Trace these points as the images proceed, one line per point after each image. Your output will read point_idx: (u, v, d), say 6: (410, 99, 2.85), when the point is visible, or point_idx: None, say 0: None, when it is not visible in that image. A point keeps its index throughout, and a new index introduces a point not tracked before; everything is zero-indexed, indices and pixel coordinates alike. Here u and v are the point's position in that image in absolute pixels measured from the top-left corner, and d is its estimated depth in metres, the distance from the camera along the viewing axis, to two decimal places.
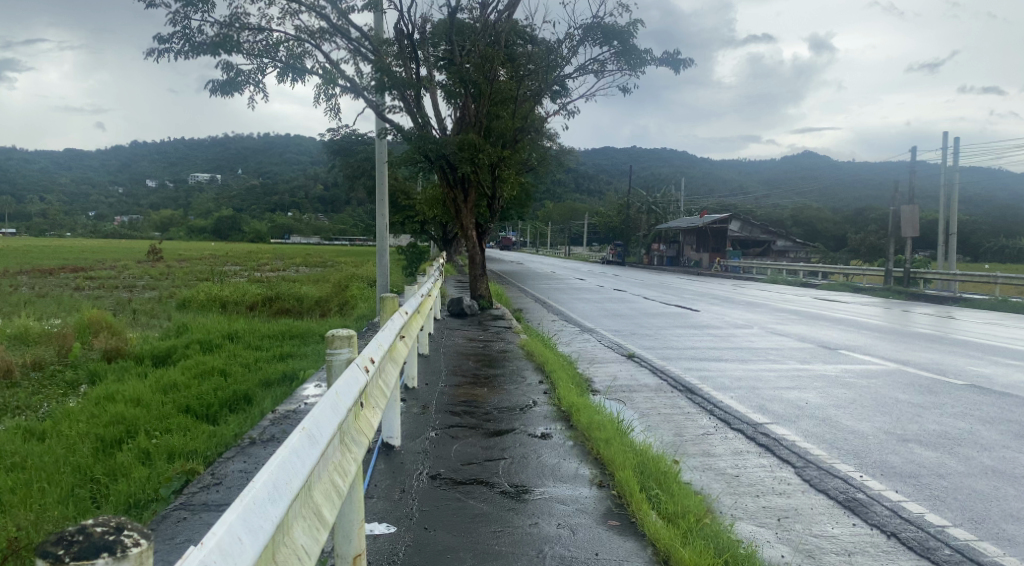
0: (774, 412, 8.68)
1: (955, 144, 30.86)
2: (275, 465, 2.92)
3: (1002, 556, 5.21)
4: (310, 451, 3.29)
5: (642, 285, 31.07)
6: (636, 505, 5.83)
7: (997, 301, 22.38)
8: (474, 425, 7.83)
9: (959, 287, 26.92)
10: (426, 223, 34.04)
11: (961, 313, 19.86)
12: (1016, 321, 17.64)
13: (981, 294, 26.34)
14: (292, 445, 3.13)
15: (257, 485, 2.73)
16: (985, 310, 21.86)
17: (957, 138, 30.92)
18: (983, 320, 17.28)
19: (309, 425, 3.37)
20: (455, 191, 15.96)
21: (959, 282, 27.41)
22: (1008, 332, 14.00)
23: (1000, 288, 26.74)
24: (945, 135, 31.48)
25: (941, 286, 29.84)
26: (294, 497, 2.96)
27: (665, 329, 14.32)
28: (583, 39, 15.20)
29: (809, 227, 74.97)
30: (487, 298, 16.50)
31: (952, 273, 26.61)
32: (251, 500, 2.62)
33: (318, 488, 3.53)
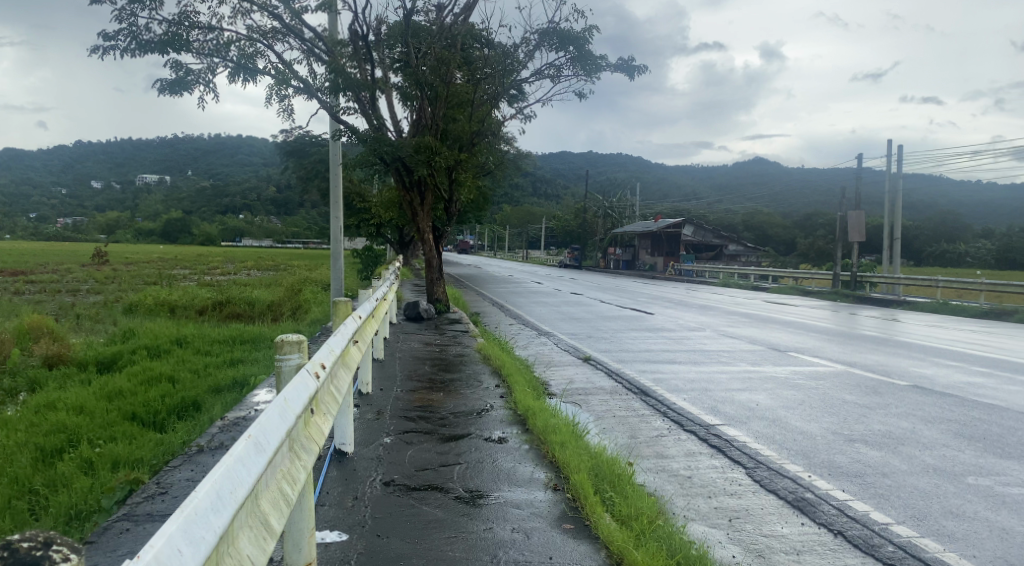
0: (726, 413, 8.82)
1: (899, 151, 31.92)
2: (220, 473, 2.85)
3: (943, 552, 5.36)
4: (256, 459, 3.22)
5: (598, 288, 31.29)
6: (590, 508, 5.85)
7: (937, 304, 23.19)
8: (429, 430, 7.78)
9: (902, 290, 27.78)
10: (381, 227, 33.80)
11: (904, 315, 20.53)
12: (955, 323, 18.30)
13: (922, 297, 27.25)
14: (238, 452, 3.06)
15: (199, 496, 2.64)
16: (928, 312, 22.59)
17: (901, 146, 32.01)
18: (924, 322, 17.92)
19: (255, 433, 3.29)
20: (411, 194, 15.78)
21: (902, 285, 28.30)
22: (947, 335, 14.51)
23: (940, 291, 27.71)
24: (889, 143, 32.55)
25: (886, 289, 30.77)
26: (239, 506, 2.89)
27: (620, 331, 14.44)
28: (539, 44, 15.25)
29: (761, 232, 76.69)
30: (444, 302, 16.41)
31: (896, 276, 27.47)
32: (192, 510, 2.54)
33: (265, 497, 3.45)
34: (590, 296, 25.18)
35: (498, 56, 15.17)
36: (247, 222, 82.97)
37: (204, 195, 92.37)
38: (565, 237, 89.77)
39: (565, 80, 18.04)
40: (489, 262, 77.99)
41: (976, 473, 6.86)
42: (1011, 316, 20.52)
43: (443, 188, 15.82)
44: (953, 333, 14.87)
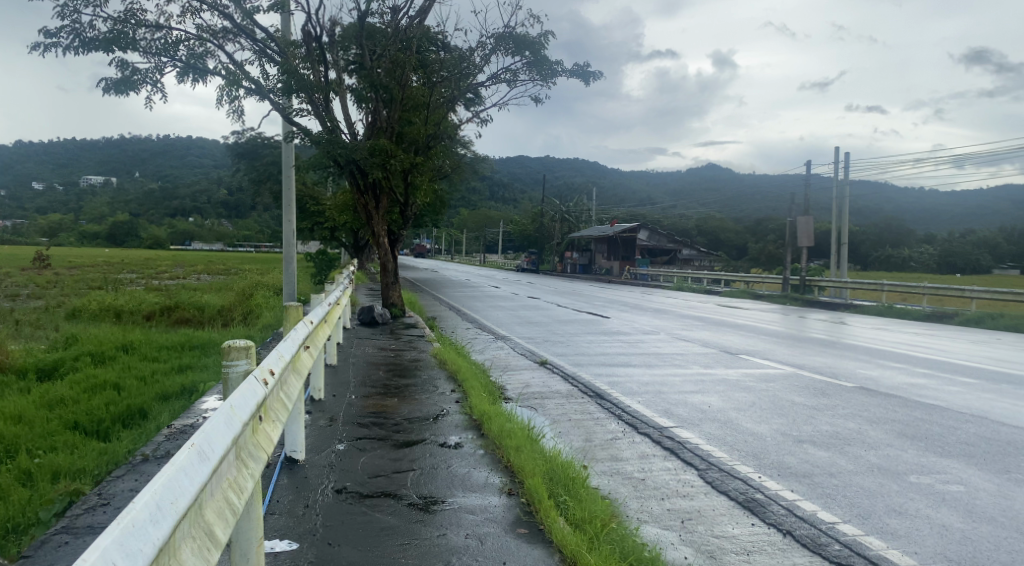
0: (679, 415, 8.91)
1: (846, 158, 32.79)
2: (159, 485, 2.75)
3: (886, 550, 5.49)
4: (199, 468, 3.12)
5: (554, 292, 31.46)
6: (544, 512, 5.85)
7: (881, 307, 23.87)
8: (383, 436, 7.69)
9: (848, 294, 28.52)
10: (336, 230, 33.48)
11: (850, 318, 21.06)
12: (898, 326, 18.88)
13: (868, 301, 28.02)
14: (180, 462, 2.97)
15: (137, 508, 2.55)
16: (873, 315, 23.22)
17: (847, 152, 32.90)
18: (868, 324, 18.42)
19: (198, 441, 3.21)
20: (366, 197, 15.62)
21: (848, 289, 29.05)
22: (890, 337, 14.94)
23: (884, 294, 28.50)
24: (836, 150, 33.44)
25: (834, 292, 31.52)
26: (180, 517, 2.80)
27: (576, 335, 14.50)
28: (495, 48, 15.26)
29: (714, 237, 78.13)
30: (399, 306, 16.26)
31: (844, 280, 28.18)
32: (128, 522, 2.45)
33: (209, 506, 3.36)
34: (547, 299, 25.27)
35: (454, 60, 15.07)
36: (198, 226, 84.90)
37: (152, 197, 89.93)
38: (522, 241, 89.86)
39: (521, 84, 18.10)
40: (446, 266, 77.54)
41: (919, 472, 7.06)
42: (952, 319, 21.24)
43: (399, 192, 15.68)
44: (895, 335, 15.32)
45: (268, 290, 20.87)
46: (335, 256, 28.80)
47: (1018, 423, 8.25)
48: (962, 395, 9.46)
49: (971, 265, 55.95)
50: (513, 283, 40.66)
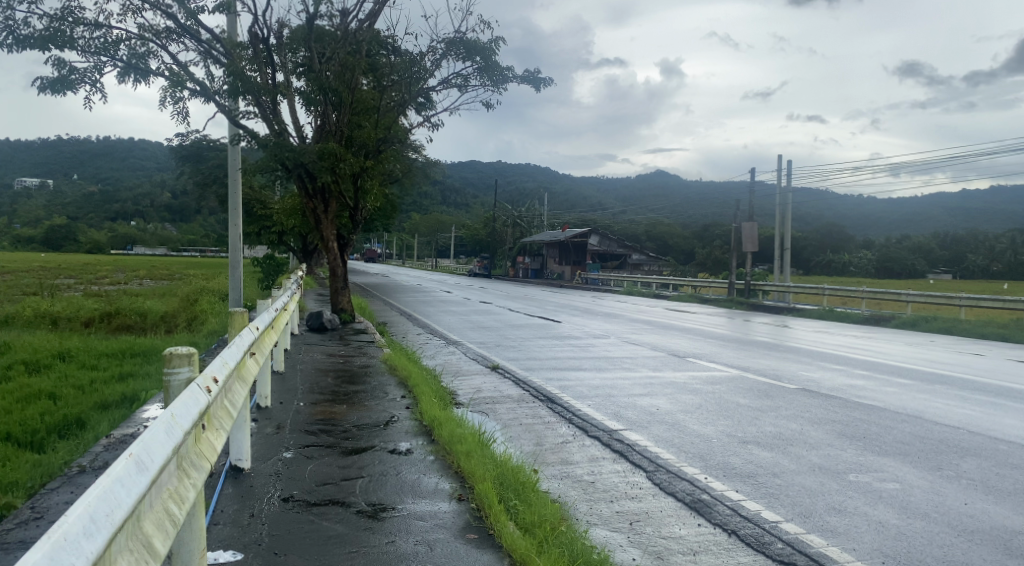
0: (628, 419, 9.02)
1: (788, 165, 33.68)
2: (93, 497, 2.64)
3: (826, 547, 5.64)
4: (137, 479, 3.02)
5: (506, 296, 31.52)
6: (494, 516, 5.85)
7: (823, 311, 24.59)
8: (332, 444, 7.60)
9: (791, 298, 29.26)
10: (284, 234, 33.04)
11: (793, 322, 21.65)
12: (839, 329, 19.42)
13: (811, 305, 28.81)
14: (116, 473, 2.87)
15: (69, 521, 2.43)
16: (815, 319, 23.86)
17: (789, 160, 33.81)
18: (810, 328, 18.96)
19: (136, 451, 3.11)
20: (314, 201, 15.41)
21: (790, 293, 29.87)
22: (830, 340, 15.40)
23: (825, 298, 29.42)
24: (779, 158, 34.35)
25: (777, 296, 32.37)
26: (116, 530, 2.69)
27: (528, 340, 14.55)
28: (445, 53, 15.27)
29: (662, 242, 79.48)
30: (349, 312, 16.05)
31: (787, 285, 28.94)
32: (61, 535, 2.33)
33: (147, 518, 3.27)
34: (499, 304, 25.31)
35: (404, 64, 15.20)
36: (140, 230, 82.67)
37: (90, 201, 86.90)
38: (473, 246, 89.51)
39: (473, 90, 18.13)
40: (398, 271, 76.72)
41: (858, 471, 7.28)
42: (889, 322, 21.99)
43: (348, 197, 15.53)
44: (834, 338, 15.82)
45: (214, 295, 20.38)
46: (282, 261, 28.30)
47: (950, 422, 8.58)
48: (898, 396, 9.79)
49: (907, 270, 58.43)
50: (448, 283, 47.47)
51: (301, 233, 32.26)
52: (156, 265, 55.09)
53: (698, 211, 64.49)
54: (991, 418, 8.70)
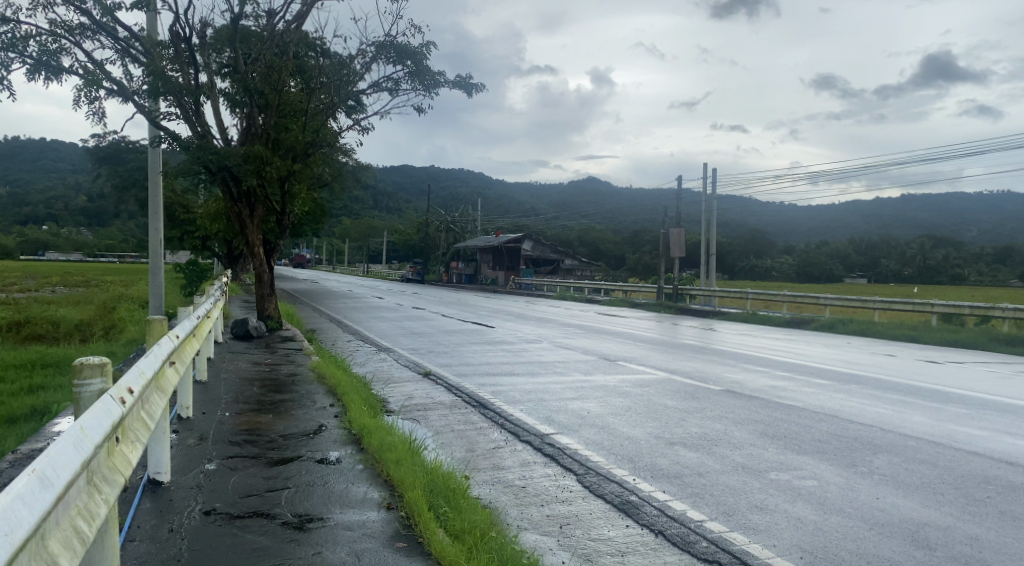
0: (559, 422, 9.10)
1: (714, 173, 34.67)
2: None
3: (748, 544, 5.81)
4: (41, 497, 2.86)
5: (439, 302, 31.39)
6: (423, 524, 5.80)
7: (746, 314, 25.42)
8: (256, 454, 7.41)
9: (717, 302, 30.02)
10: (209, 239, 32.07)
11: (718, 325, 22.27)
12: (760, 331, 20.10)
13: (734, 308, 29.67)
14: (17, 490, 2.72)
15: None
16: (740, 322, 24.60)
17: (715, 168, 34.80)
18: (735, 330, 19.52)
19: (40, 466, 2.95)
20: (240, 205, 15.00)
21: (717, 297, 30.75)
22: (752, 342, 15.91)
23: (748, 301, 30.37)
24: (706, 166, 35.34)
25: (703, 300, 33.27)
26: (15, 551, 2.54)
27: (461, 346, 14.52)
28: (375, 56, 15.11)
29: (594, 247, 80.73)
30: (275, 318, 15.66)
31: (713, 289, 29.79)
32: None
33: (53, 538, 3.11)
34: (432, 310, 25.21)
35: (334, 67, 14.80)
36: (53, 235, 78.76)
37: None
38: (406, 252, 88.66)
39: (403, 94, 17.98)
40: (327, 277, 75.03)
41: (779, 469, 7.53)
42: (808, 325, 22.83)
43: (275, 201, 15.14)
44: (757, 341, 16.37)
45: (133, 303, 19.57)
46: (207, 266, 27.41)
47: (865, 420, 8.97)
48: (816, 396, 10.17)
49: (826, 275, 61.02)
50: (343, 283, 57.24)
51: (226, 237, 31.38)
52: (65, 271, 52.49)
53: (629, 216, 65.52)
54: (901, 416, 9.13)
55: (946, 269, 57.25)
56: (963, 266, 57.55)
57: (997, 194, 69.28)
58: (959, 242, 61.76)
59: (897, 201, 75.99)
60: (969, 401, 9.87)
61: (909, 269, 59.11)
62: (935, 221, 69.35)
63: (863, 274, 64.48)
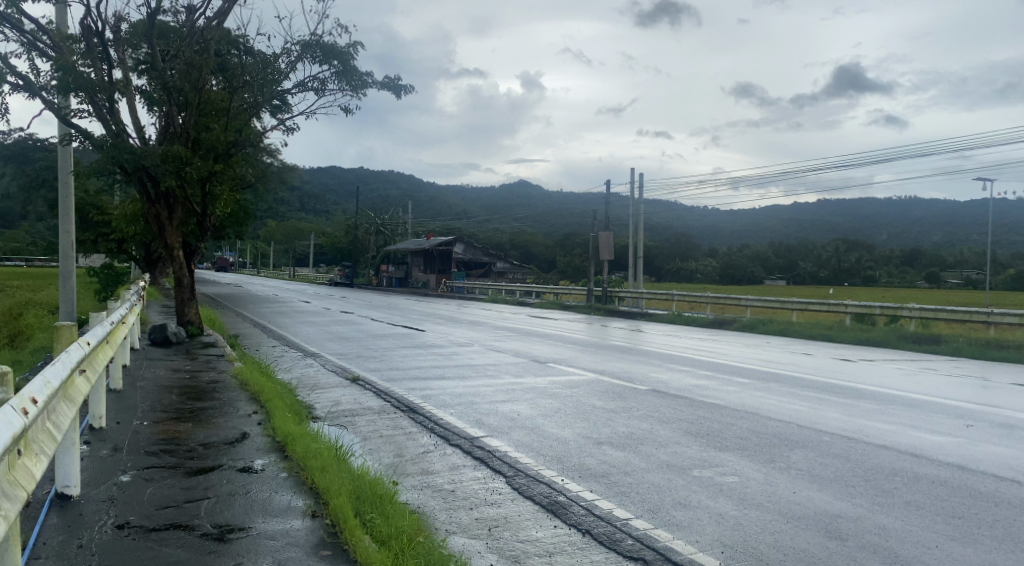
0: (489, 425, 9.11)
1: (641, 179, 35.52)
2: None
3: (671, 541, 5.93)
4: None
5: (369, 306, 31.03)
6: (349, 531, 5.70)
7: (670, 316, 26.11)
8: (174, 464, 7.16)
9: (644, 304, 30.67)
10: (125, 242, 30.81)
11: (643, 326, 22.74)
12: (685, 332, 20.63)
13: (660, 310, 30.39)
14: None
15: None
16: (664, 323, 25.22)
17: (643, 175, 35.67)
18: (659, 332, 20.01)
19: None
20: (157, 207, 14.53)
21: (643, 299, 31.45)
22: (677, 343, 16.30)
23: (672, 302, 31.19)
24: (634, 172, 36.18)
25: (631, 302, 33.96)
26: None
27: (390, 350, 14.38)
28: (301, 56, 14.83)
29: (525, 251, 81.39)
30: (196, 323, 15.17)
31: (640, 291, 30.48)
32: None
33: None
34: (361, 314, 24.91)
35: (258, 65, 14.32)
36: None
37: None
38: (335, 255, 86.88)
39: (330, 95, 17.72)
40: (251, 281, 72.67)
41: (701, 466, 7.72)
42: (729, 325, 23.59)
43: (195, 202, 14.67)
44: (680, 341, 16.79)
45: (41, 309, 18.60)
46: (123, 271, 26.34)
47: (782, 417, 9.30)
48: (737, 394, 10.48)
49: (747, 277, 63.22)
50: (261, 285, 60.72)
51: (144, 240, 30.13)
52: None
53: (560, 220, 66.11)
54: (816, 412, 9.51)
55: (858, 271, 60.25)
56: (874, 268, 60.64)
57: (905, 200, 73.41)
58: (870, 246, 65.11)
59: (814, 205, 79.42)
60: (878, 397, 10.37)
61: (825, 270, 61.99)
62: (850, 225, 72.89)
63: (783, 276, 67.02)
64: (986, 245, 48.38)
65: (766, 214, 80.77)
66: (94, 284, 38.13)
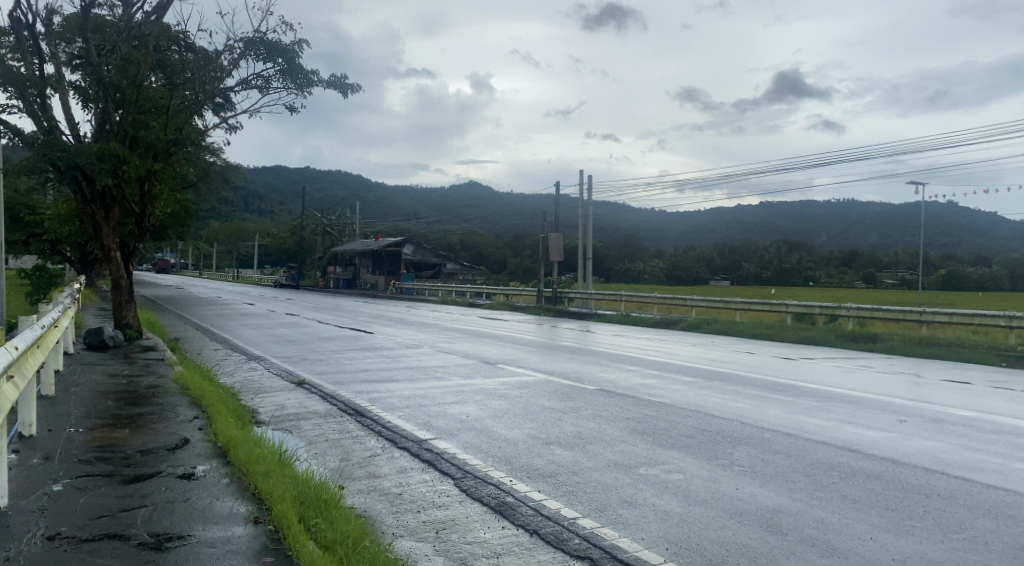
0: (438, 427, 9.07)
1: (591, 181, 35.89)
2: None
3: (617, 539, 5.98)
4: None
5: (316, 308, 30.57)
6: (292, 537, 5.60)
7: (617, 316, 26.41)
8: (110, 472, 6.93)
9: (593, 304, 30.97)
10: (58, 242, 29.75)
11: (593, 327, 22.95)
12: (633, 332, 20.88)
13: (608, 310, 30.77)
14: None
15: None
16: (612, 323, 25.50)
17: (592, 177, 36.04)
18: (607, 332, 20.23)
19: None
20: (94, 206, 14.10)
21: (592, 300, 31.75)
22: (626, 343, 16.48)
23: (621, 303, 31.57)
24: (583, 175, 36.55)
25: (581, 303, 34.27)
26: None
27: (337, 352, 14.19)
28: (244, 53, 14.56)
29: (475, 252, 81.41)
30: (135, 327, 14.74)
31: (589, 292, 30.78)
32: None
33: None
34: (307, 316, 24.54)
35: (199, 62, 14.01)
36: None
37: None
38: (282, 256, 85.40)
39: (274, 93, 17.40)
40: (194, 282, 70.79)
41: (647, 464, 7.83)
42: (675, 325, 23.96)
43: (134, 201, 14.25)
44: (627, 341, 16.99)
45: None
46: (56, 272, 25.43)
47: (726, 415, 9.48)
48: (682, 393, 10.66)
49: (692, 277, 64.38)
50: (204, 286, 59.76)
51: (79, 240, 29.14)
52: None
53: (510, 220, 66.35)
54: (758, 409, 9.73)
55: (798, 272, 61.92)
56: (814, 269, 62.51)
57: (844, 203, 75.85)
58: (810, 248, 67.05)
59: (759, 208, 81.39)
60: (817, 394, 10.67)
61: (766, 271, 63.49)
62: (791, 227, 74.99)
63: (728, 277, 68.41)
64: (919, 245, 50.35)
65: (712, 217, 82.53)
66: (26, 287, 36.65)
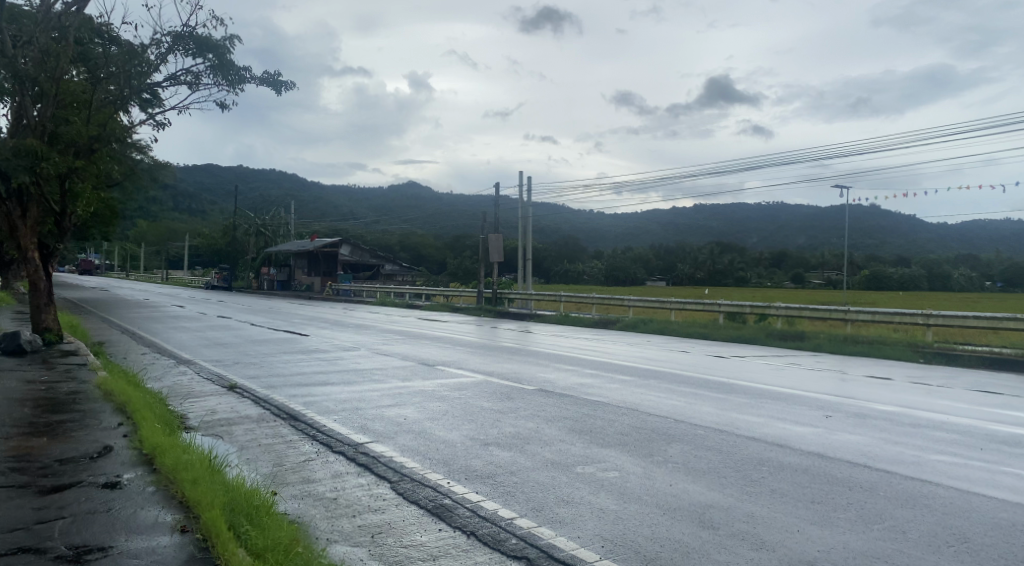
0: (374, 430, 8.96)
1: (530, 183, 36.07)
2: None
3: (554, 537, 6.02)
4: None
5: (248, 309, 29.87)
6: (221, 545, 5.43)
7: (554, 316, 26.59)
8: (26, 483, 6.62)
9: (532, 304, 31.08)
10: None
11: (531, 327, 23.06)
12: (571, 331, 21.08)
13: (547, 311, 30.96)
14: None
15: None
16: (549, 324, 25.68)
17: (531, 178, 36.23)
18: (545, 332, 20.37)
19: None
20: (9, 205, 13.47)
21: (531, 301, 31.86)
22: (565, 343, 16.61)
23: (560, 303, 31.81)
24: (523, 176, 36.69)
25: (520, 304, 34.42)
26: None
27: (271, 356, 13.89)
28: (172, 47, 14.13)
29: (415, 253, 80.98)
30: (55, 331, 14.16)
31: (528, 293, 30.92)
32: None
33: None
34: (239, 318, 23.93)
35: (123, 56, 13.52)
36: None
37: None
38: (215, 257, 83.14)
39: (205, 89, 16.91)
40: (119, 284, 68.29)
41: (583, 463, 7.90)
42: (612, 325, 24.26)
43: (53, 200, 13.70)
44: (565, 341, 17.14)
45: None
46: None
47: (661, 412, 9.65)
48: (619, 391, 10.80)
49: (630, 278, 65.40)
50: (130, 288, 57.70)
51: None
52: None
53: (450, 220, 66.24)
54: (690, 407, 9.93)
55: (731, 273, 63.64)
56: (746, 270, 64.34)
57: None
58: (742, 248, 68.94)
59: (694, 211, 83.26)
60: (749, 391, 10.96)
61: (700, 272, 64.99)
62: (724, 228, 76.93)
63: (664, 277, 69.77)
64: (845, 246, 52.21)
65: (650, 219, 83.88)
66: None
